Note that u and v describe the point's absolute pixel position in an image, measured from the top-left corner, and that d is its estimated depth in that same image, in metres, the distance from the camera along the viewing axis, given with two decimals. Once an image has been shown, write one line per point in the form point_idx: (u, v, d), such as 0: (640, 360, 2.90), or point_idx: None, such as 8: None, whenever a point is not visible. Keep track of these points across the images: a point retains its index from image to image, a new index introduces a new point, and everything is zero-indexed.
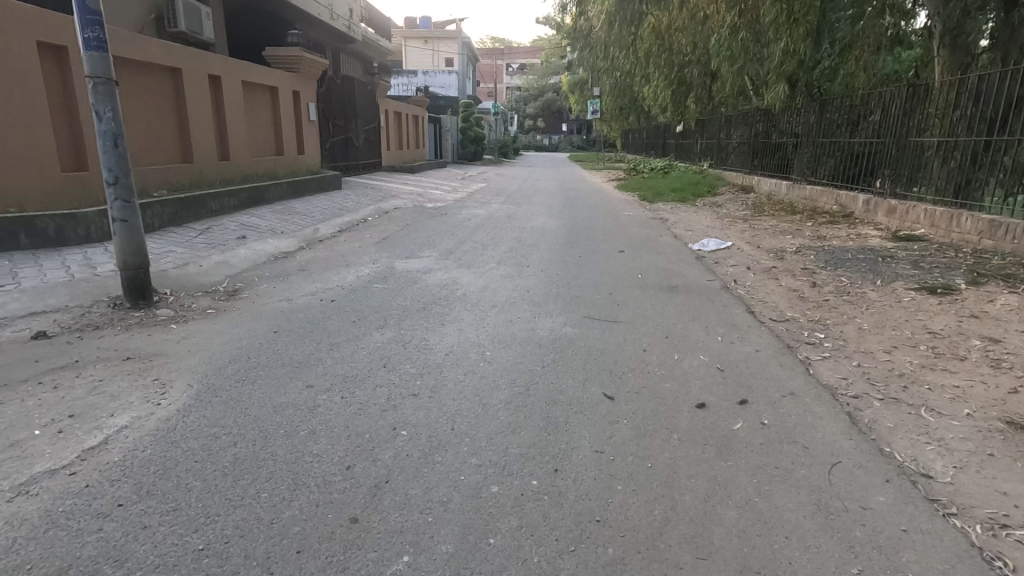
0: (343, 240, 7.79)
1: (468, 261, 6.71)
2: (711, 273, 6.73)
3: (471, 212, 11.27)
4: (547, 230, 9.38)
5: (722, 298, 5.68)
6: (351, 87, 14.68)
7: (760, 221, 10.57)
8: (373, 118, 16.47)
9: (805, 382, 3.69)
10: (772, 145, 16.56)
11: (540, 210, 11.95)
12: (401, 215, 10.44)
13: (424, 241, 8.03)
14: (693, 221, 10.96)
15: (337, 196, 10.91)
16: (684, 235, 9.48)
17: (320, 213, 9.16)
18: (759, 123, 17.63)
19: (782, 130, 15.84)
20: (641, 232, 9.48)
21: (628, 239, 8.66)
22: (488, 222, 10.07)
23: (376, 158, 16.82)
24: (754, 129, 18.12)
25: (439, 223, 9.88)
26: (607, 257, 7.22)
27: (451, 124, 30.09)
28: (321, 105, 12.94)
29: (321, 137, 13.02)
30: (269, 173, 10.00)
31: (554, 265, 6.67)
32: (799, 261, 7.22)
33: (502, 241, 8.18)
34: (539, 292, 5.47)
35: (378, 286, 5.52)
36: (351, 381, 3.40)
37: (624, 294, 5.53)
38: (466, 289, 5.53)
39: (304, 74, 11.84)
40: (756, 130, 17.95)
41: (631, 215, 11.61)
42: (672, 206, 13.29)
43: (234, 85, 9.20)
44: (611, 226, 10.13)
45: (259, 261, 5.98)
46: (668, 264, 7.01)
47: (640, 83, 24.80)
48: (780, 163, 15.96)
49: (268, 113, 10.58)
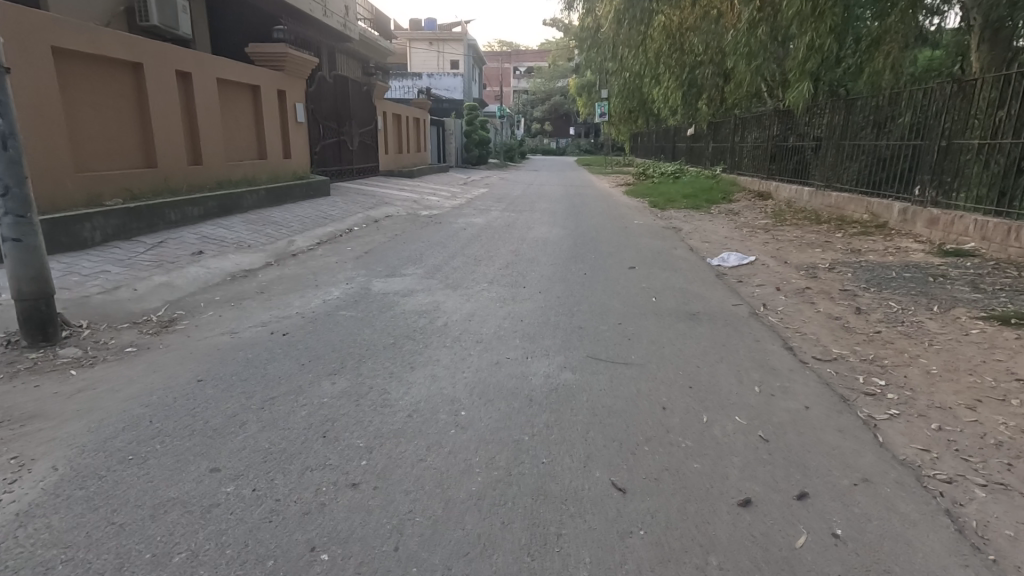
0: (319, 254, 6.99)
1: (456, 281, 5.88)
2: (735, 295, 5.84)
3: (468, 221, 10.45)
4: (550, 242, 8.50)
5: (753, 330, 4.77)
6: (346, 87, 13.90)
7: (783, 231, 9.66)
8: (369, 120, 15.70)
9: (877, 459, 2.81)
10: (791, 149, 15.60)
11: (543, 218, 11.10)
12: (392, 224, 9.63)
13: (411, 254, 7.21)
14: (709, 231, 10.06)
15: (322, 204, 10.12)
16: (699, 248, 8.59)
17: (301, 223, 8.36)
18: (777, 126, 16.67)
19: (802, 133, 14.86)
20: (653, 245, 8.58)
21: (639, 253, 7.77)
22: (485, 232, 9.23)
23: (372, 162, 16.04)
24: (770, 132, 17.20)
25: (432, 233, 9.06)
26: (615, 276, 6.34)
27: (455, 128, 29.36)
28: (311, 106, 12.17)
29: (310, 139, 12.25)
30: (247, 179, 9.23)
31: (554, 286, 5.79)
32: (836, 280, 6.32)
33: (498, 255, 7.33)
34: (533, 323, 4.59)
35: (344, 313, 4.68)
36: (274, 461, 2.55)
37: (635, 325, 4.64)
38: (448, 317, 4.67)
39: (290, 72, 11.08)
40: (772, 133, 17.03)
41: (642, 225, 10.72)
42: (686, 213, 12.39)
43: (207, 83, 8.45)
44: (621, 237, 9.23)
45: (211, 282, 5.18)
46: (686, 284, 6.11)
47: (650, 85, 23.93)
48: (799, 167, 14.99)
49: (247, 114, 9.81)
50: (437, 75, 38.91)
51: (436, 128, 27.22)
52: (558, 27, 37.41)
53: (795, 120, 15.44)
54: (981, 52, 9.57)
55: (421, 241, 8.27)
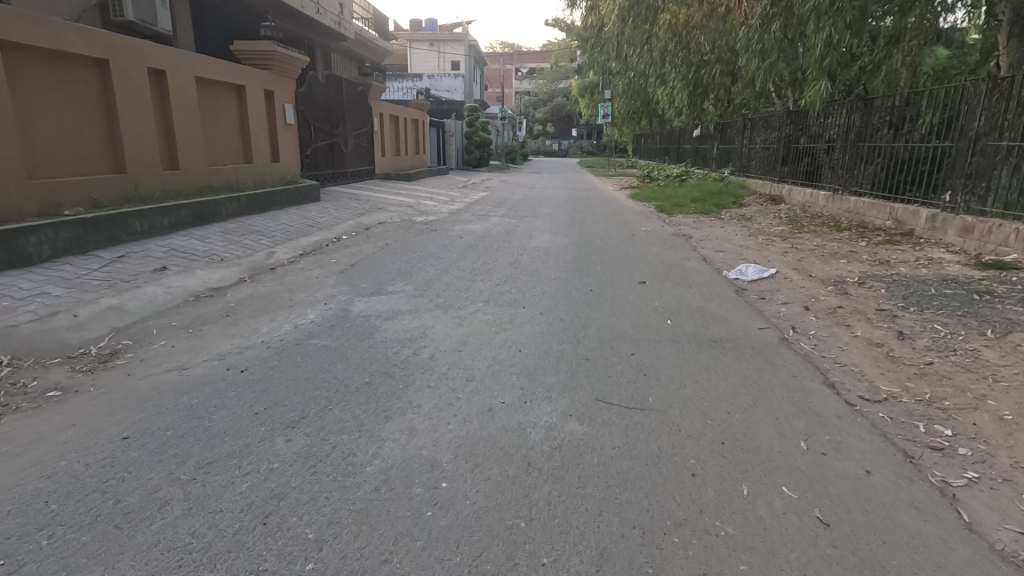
0: (301, 267, 6.41)
1: (448, 300, 5.28)
2: (759, 316, 5.23)
3: (466, 228, 9.86)
4: (552, 252, 7.89)
5: (785, 361, 4.16)
6: (339, 88, 13.34)
7: (801, 239, 9.05)
8: (365, 121, 15.13)
9: (971, 551, 2.20)
10: (802, 151, 14.98)
11: (545, 225, 10.50)
12: (384, 232, 9.04)
13: (402, 267, 6.63)
14: (722, 239, 9.44)
15: (311, 210, 9.54)
16: (713, 258, 7.98)
17: (285, 232, 7.78)
18: (787, 126, 16.04)
19: (815, 134, 14.23)
20: (663, 255, 7.97)
21: (649, 266, 7.16)
22: (483, 241, 8.64)
23: (368, 165, 15.47)
24: (780, 133, 16.61)
25: (427, 242, 8.48)
26: (625, 294, 5.72)
27: (455, 129, 28.81)
28: (301, 107, 11.60)
29: (300, 141, 11.68)
30: (229, 185, 8.66)
31: (557, 307, 5.18)
32: (869, 298, 5.71)
33: (495, 267, 6.74)
34: (533, 355, 3.98)
35: (317, 343, 4.09)
36: (193, 565, 1.95)
37: (651, 357, 4.03)
38: (435, 348, 4.07)
39: (278, 71, 10.52)
40: (782, 135, 16.43)
41: (650, 232, 10.10)
42: (696, 219, 11.77)
43: (184, 82, 7.90)
44: (628, 246, 8.62)
45: (170, 304, 4.60)
46: (703, 303, 5.50)
47: (654, 85, 23.37)
48: (811, 170, 14.36)
49: (231, 115, 9.25)
50: (438, 76, 38.38)
51: (435, 129, 26.66)
52: (560, 27, 36.95)
53: (807, 121, 14.81)
54: (1011, 48, 8.98)
55: (414, 252, 7.68)
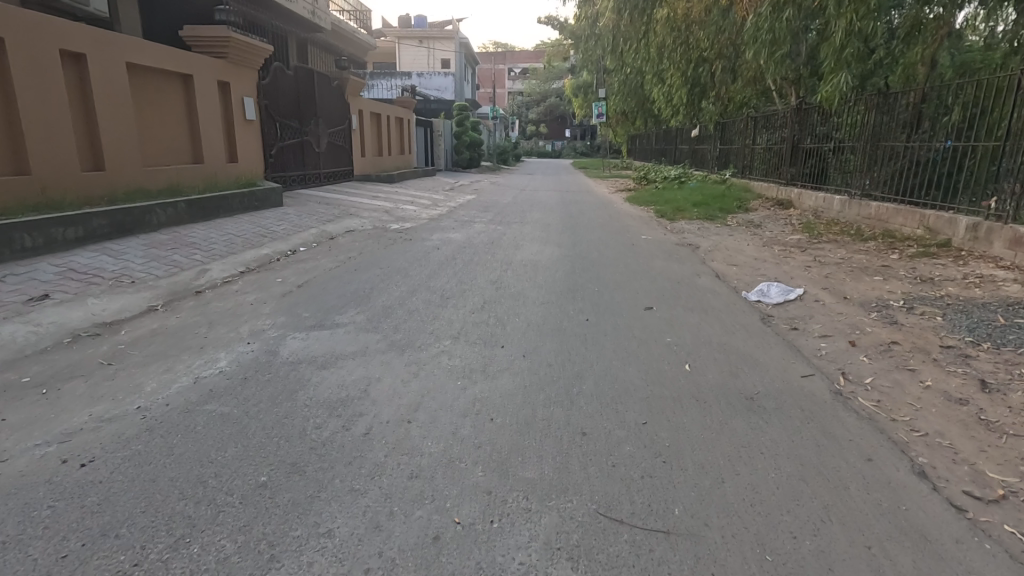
0: (236, 290, 5.31)
1: (407, 337, 4.19)
2: (799, 357, 4.16)
3: (444, 237, 8.77)
4: (542, 266, 6.81)
5: (850, 428, 3.10)
6: (310, 80, 12.24)
7: (822, 251, 8.04)
8: (341, 118, 14.01)
9: None
10: (810, 151, 13.99)
11: (534, 233, 9.42)
12: (351, 244, 7.92)
13: (360, 288, 5.53)
14: (733, 249, 8.41)
15: (268, 217, 8.42)
16: (727, 273, 6.92)
17: (229, 244, 6.66)
18: (792, 126, 15.05)
19: (824, 133, 13.22)
20: (669, 270, 6.92)
21: (654, 284, 6.11)
22: (462, 254, 7.55)
23: (344, 165, 14.34)
24: (784, 133, 15.67)
25: (398, 255, 7.38)
26: (628, 325, 4.66)
27: (444, 128, 27.75)
28: (265, 101, 10.48)
29: (265, 140, 10.55)
30: (169, 190, 7.56)
31: (545, 344, 4.11)
32: (927, 329, 4.66)
33: (472, 288, 5.66)
34: (509, 430, 2.89)
35: (213, 409, 2.98)
36: None
37: (669, 430, 2.96)
38: (375, 418, 2.97)
39: (235, 60, 9.40)
40: (786, 134, 15.49)
41: (653, 242, 9.06)
42: (700, 226, 10.73)
43: (112, 69, 6.79)
44: (628, 258, 7.56)
45: (31, 350, 3.50)
46: (725, 338, 4.44)
47: (650, 83, 22.44)
48: (820, 171, 13.37)
49: (175, 109, 8.14)
50: (428, 74, 37.28)
51: (423, 129, 25.54)
52: (553, 25, 36.08)
53: (815, 120, 13.81)
54: None
55: (379, 266, 6.59)
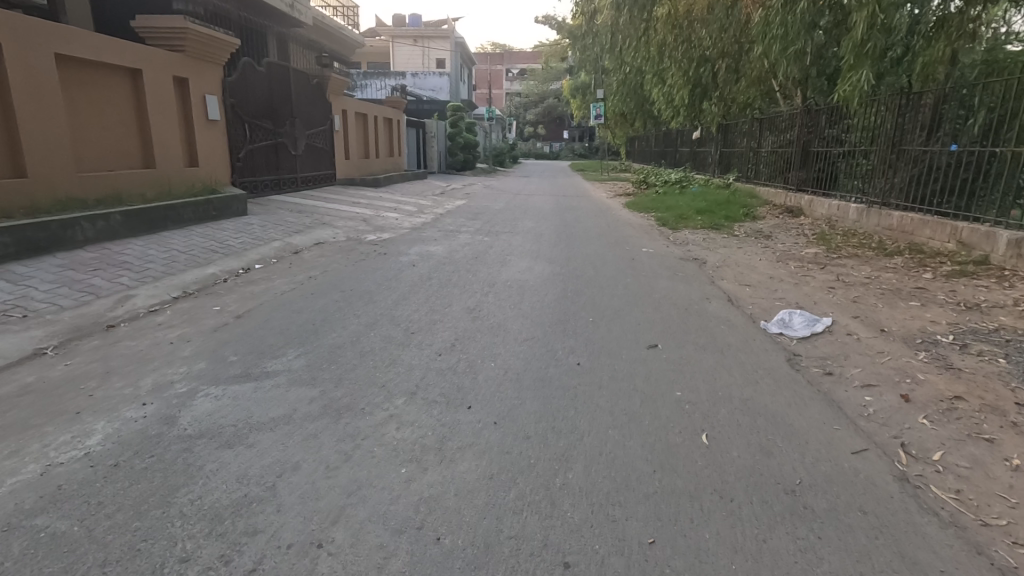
0: (159, 322, 4.45)
1: (350, 393, 3.34)
2: (843, 420, 3.31)
3: (424, 250, 7.92)
4: (530, 288, 5.96)
5: (935, 547, 2.25)
6: (285, 77, 11.37)
7: (844, 268, 7.19)
8: (321, 119, 13.14)
9: None
10: (820, 155, 13.12)
11: (524, 245, 8.57)
12: (316, 259, 7.06)
13: (312, 319, 4.68)
14: (744, 265, 7.56)
15: (226, 227, 7.56)
16: (740, 296, 6.08)
17: (169, 263, 5.81)
18: (801, 128, 14.19)
19: (837, 135, 12.34)
20: (673, 291, 6.08)
21: (658, 311, 5.27)
22: (440, 271, 6.71)
23: (325, 169, 13.47)
24: (791, 136, 14.82)
25: (368, 272, 6.54)
26: (627, 372, 3.81)
27: (437, 129, 26.90)
28: (232, 99, 9.62)
29: (231, 142, 9.68)
30: (109, 198, 6.72)
31: (523, 405, 3.27)
32: (992, 378, 3.81)
33: (443, 318, 4.82)
34: (460, 564, 2.03)
35: (44, 526, 2.13)
36: None
37: (686, 557, 2.11)
38: (272, 539, 2.12)
39: (195, 54, 8.55)
40: (793, 137, 14.65)
41: (655, 256, 8.21)
42: (705, 237, 9.88)
43: (37, 62, 5.94)
44: (628, 276, 6.73)
45: None
46: (747, 391, 3.59)
47: (650, 84, 21.62)
48: (831, 176, 12.50)
49: (120, 108, 7.28)
50: (422, 75, 36.48)
51: (414, 130, 24.71)
52: (550, 24, 35.31)
53: (827, 121, 12.93)
54: None
55: (341, 289, 5.73)
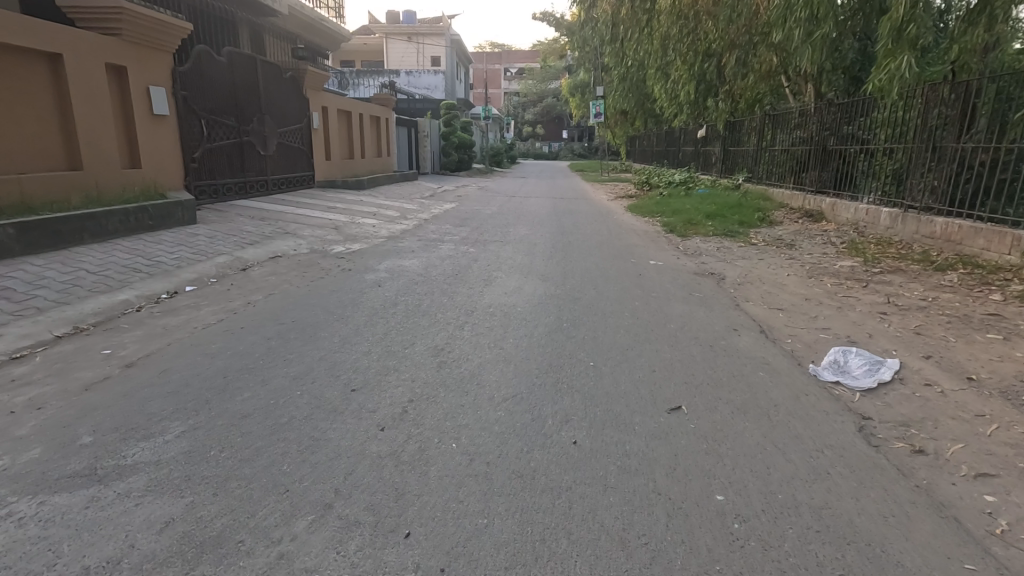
0: (17, 376, 3.38)
1: (231, 508, 2.24)
2: (971, 549, 2.21)
3: (397, 263, 6.82)
4: (517, 317, 4.85)
5: None
6: (253, 69, 10.26)
7: (890, 286, 6.09)
8: (295, 115, 12.01)
9: None
10: (840, 154, 11.98)
11: (514, 257, 7.46)
12: (265, 278, 5.97)
13: (224, 368, 3.57)
14: (771, 283, 6.45)
15: (163, 239, 6.46)
16: (775, 326, 4.97)
17: (70, 288, 4.72)
18: (816, 124, 13.07)
19: (860, 132, 11.20)
20: (693, 320, 4.97)
21: (677, 351, 4.16)
22: (410, 291, 5.61)
23: (300, 170, 12.34)
24: (805, 133, 13.68)
25: (324, 294, 5.44)
26: (643, 459, 2.71)
27: (430, 129, 25.86)
28: (185, 92, 8.50)
29: (186, 140, 8.57)
30: (13, 209, 5.66)
31: (489, 533, 2.16)
32: None
33: (400, 366, 3.71)
34: None
35: None
36: None
37: None
38: None
39: (134, 39, 7.44)
40: (807, 134, 13.51)
41: (666, 271, 7.10)
42: (719, 246, 8.79)
43: None
44: (636, 297, 5.63)
45: None
46: (819, 493, 2.49)
47: (651, 80, 20.57)
48: (853, 177, 11.35)
49: (35, 101, 6.20)
50: (416, 73, 35.41)
51: (406, 129, 23.62)
52: (548, 21, 34.28)
53: (847, 116, 11.77)
54: None
55: (281, 319, 4.62)
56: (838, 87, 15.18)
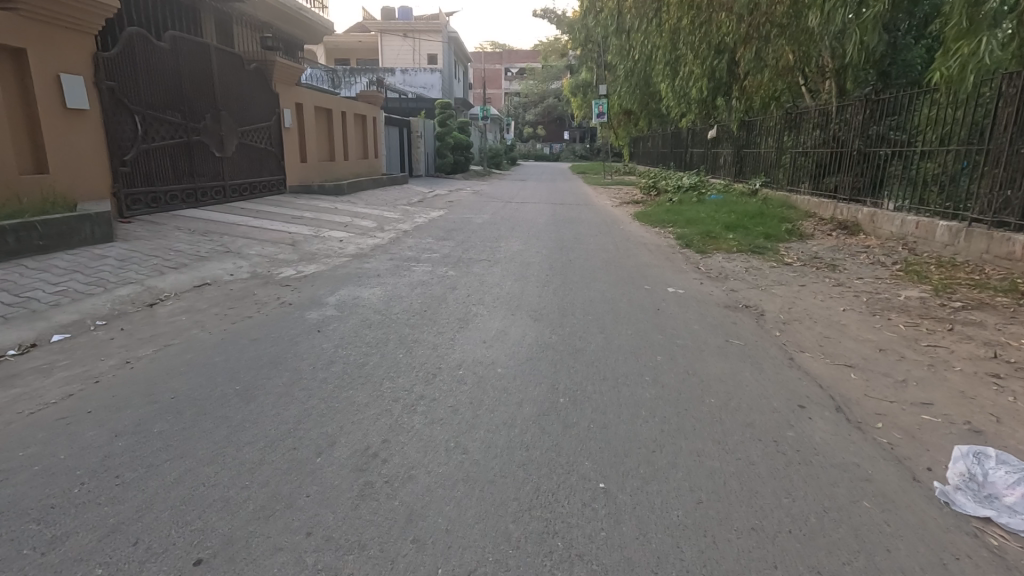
0: None
1: None
2: None
3: (353, 294, 5.45)
4: (494, 387, 3.46)
5: None
6: (204, 58, 8.90)
7: (985, 329, 4.69)
8: (261, 112, 10.64)
9: None
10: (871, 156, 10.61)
11: (501, 284, 6.10)
12: (176, 317, 4.62)
13: (2, 510, 2.20)
14: (825, 324, 5.06)
15: (54, 265, 5.11)
16: (854, 398, 3.57)
17: None
18: (843, 122, 11.67)
19: (898, 131, 9.78)
20: (741, 389, 3.58)
21: (730, 456, 2.78)
22: (359, 339, 4.23)
23: (268, 174, 10.99)
24: (828, 133, 12.29)
25: (240, 344, 4.06)
26: None
27: (425, 128, 24.53)
28: (112, 83, 7.12)
29: (114, 140, 7.20)
30: None
31: None
32: None
33: (300, 497, 2.35)
34: None
35: None
36: None
37: None
38: None
39: (35, 15, 6.08)
40: (831, 133, 12.11)
41: (690, 302, 5.71)
42: (747, 267, 7.42)
43: None
44: (658, 348, 4.24)
45: None
46: None
47: (657, 77, 19.24)
48: (887, 181, 9.93)
49: None
50: (412, 71, 34.13)
51: (397, 129, 22.30)
52: (549, 18, 33.06)
53: (880, 112, 10.34)
54: None
55: (158, 391, 3.26)
56: (864, 83, 13.79)
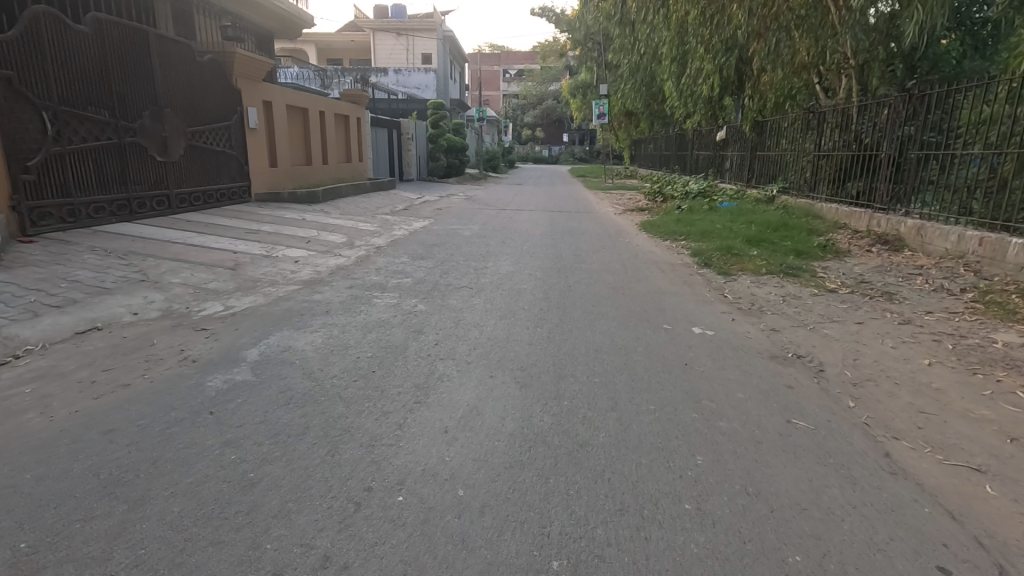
0: None
1: None
2: None
3: (284, 344, 4.14)
4: (448, 537, 2.17)
5: None
6: (140, 45, 7.62)
7: None
8: (217, 110, 9.35)
9: None
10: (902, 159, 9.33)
11: (481, 324, 4.80)
12: (19, 386, 3.33)
13: None
14: (913, 388, 3.75)
15: None
16: (1014, 542, 2.29)
17: None
18: (868, 122, 10.41)
19: (940, 131, 8.53)
20: (836, 532, 2.28)
21: None
22: (265, 428, 2.93)
23: (227, 181, 9.69)
24: (849, 134, 11.03)
25: (83, 441, 2.77)
26: None
27: (416, 130, 23.26)
28: (10, 72, 5.86)
29: (13, 142, 5.93)
30: None
31: None
32: None
33: None
34: None
35: None
36: None
37: None
38: None
39: None
40: (853, 134, 10.84)
41: (725, 350, 4.41)
42: (784, 295, 6.12)
43: None
44: (696, 442, 2.95)
45: None
46: None
47: (662, 76, 17.99)
48: (929, 188, 8.66)
49: None
50: (405, 71, 32.89)
51: (385, 131, 21.04)
52: (547, 16, 31.88)
53: (915, 110, 9.06)
54: None
55: None
56: (891, 79, 12.46)
